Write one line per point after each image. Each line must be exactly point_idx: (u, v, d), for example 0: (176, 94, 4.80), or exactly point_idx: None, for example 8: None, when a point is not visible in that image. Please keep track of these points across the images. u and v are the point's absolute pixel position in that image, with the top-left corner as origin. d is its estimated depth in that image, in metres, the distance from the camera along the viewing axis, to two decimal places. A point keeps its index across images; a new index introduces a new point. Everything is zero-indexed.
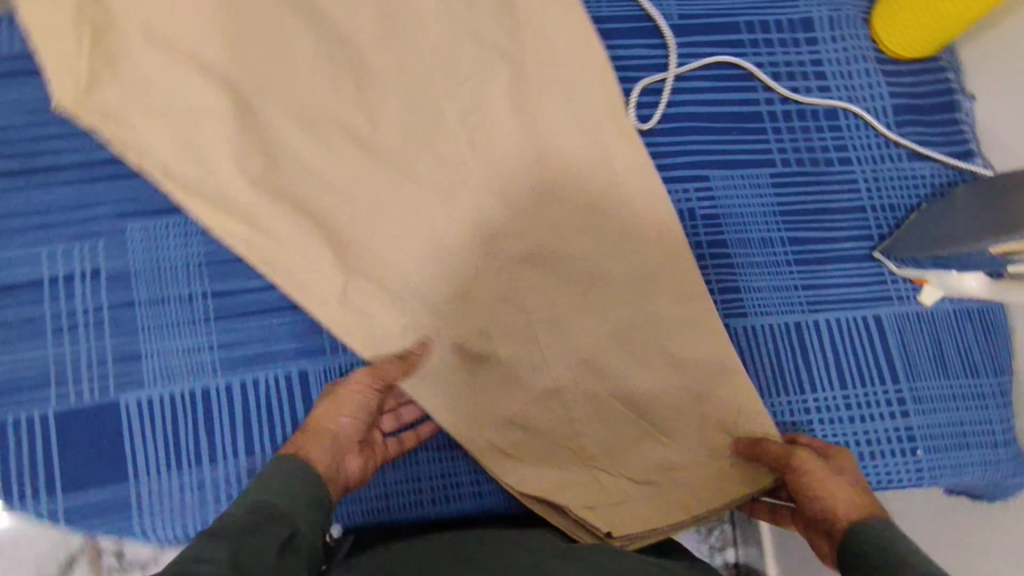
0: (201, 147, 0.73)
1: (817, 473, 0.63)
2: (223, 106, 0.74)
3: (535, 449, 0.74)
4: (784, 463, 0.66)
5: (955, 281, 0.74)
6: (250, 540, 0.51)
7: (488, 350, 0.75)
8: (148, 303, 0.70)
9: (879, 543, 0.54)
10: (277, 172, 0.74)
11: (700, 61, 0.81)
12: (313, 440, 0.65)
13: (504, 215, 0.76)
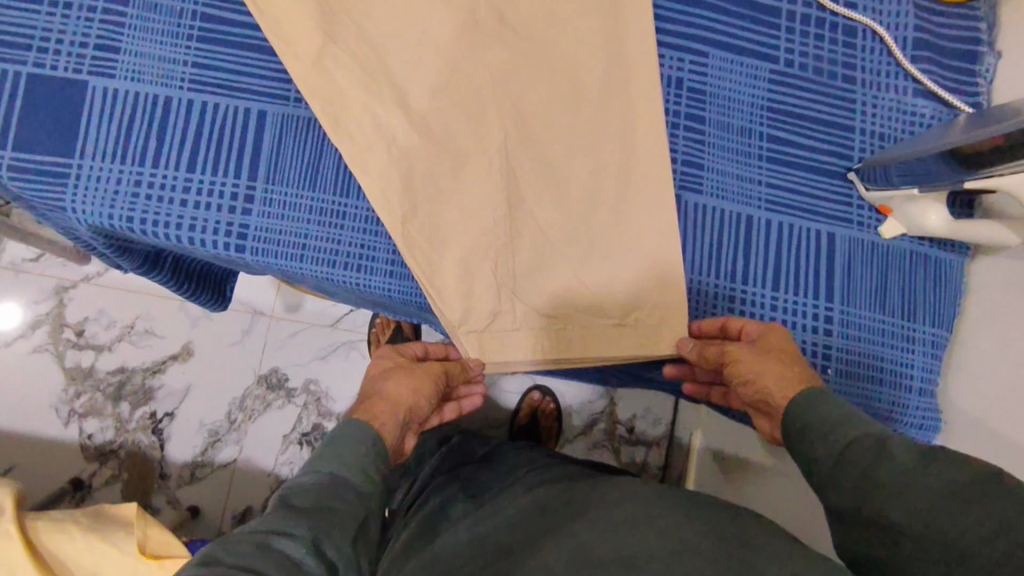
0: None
1: (753, 362, 0.66)
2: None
3: (460, 261, 0.72)
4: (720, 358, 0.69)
5: (920, 213, 0.72)
6: (337, 510, 0.54)
7: (443, 152, 0.73)
8: (140, 7, 0.72)
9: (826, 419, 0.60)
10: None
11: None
12: (393, 408, 0.68)
13: (500, 31, 0.75)
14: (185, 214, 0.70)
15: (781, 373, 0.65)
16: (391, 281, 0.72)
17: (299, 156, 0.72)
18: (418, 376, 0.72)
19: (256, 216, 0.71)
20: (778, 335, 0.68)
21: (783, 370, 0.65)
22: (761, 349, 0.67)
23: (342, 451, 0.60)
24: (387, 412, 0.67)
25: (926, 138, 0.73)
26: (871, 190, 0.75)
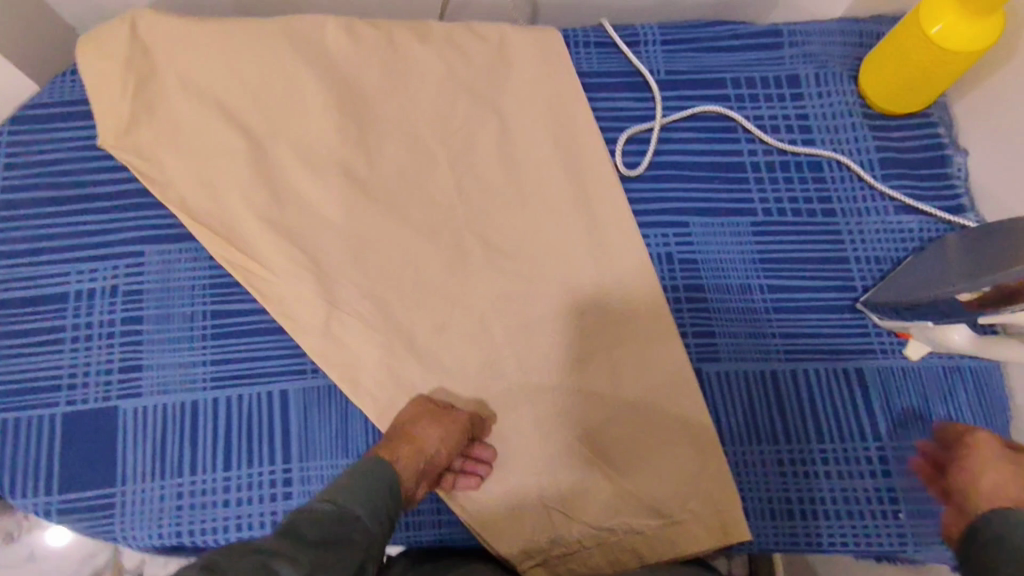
0: (216, 182, 0.80)
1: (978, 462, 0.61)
2: (234, 145, 0.81)
3: (501, 492, 0.73)
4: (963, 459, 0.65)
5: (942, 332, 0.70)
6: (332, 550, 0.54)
7: (460, 387, 0.76)
8: (155, 320, 0.77)
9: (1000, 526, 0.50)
10: (282, 208, 0.80)
11: (684, 115, 0.84)
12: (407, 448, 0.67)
13: (488, 255, 0.80)
14: (229, 513, 0.71)
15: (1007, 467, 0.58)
16: (441, 531, 0.73)
17: (326, 425, 0.74)
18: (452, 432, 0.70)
19: (297, 497, 0.71)
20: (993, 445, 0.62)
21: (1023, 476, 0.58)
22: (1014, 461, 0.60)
23: (350, 488, 0.60)
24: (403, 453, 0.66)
25: (930, 266, 0.73)
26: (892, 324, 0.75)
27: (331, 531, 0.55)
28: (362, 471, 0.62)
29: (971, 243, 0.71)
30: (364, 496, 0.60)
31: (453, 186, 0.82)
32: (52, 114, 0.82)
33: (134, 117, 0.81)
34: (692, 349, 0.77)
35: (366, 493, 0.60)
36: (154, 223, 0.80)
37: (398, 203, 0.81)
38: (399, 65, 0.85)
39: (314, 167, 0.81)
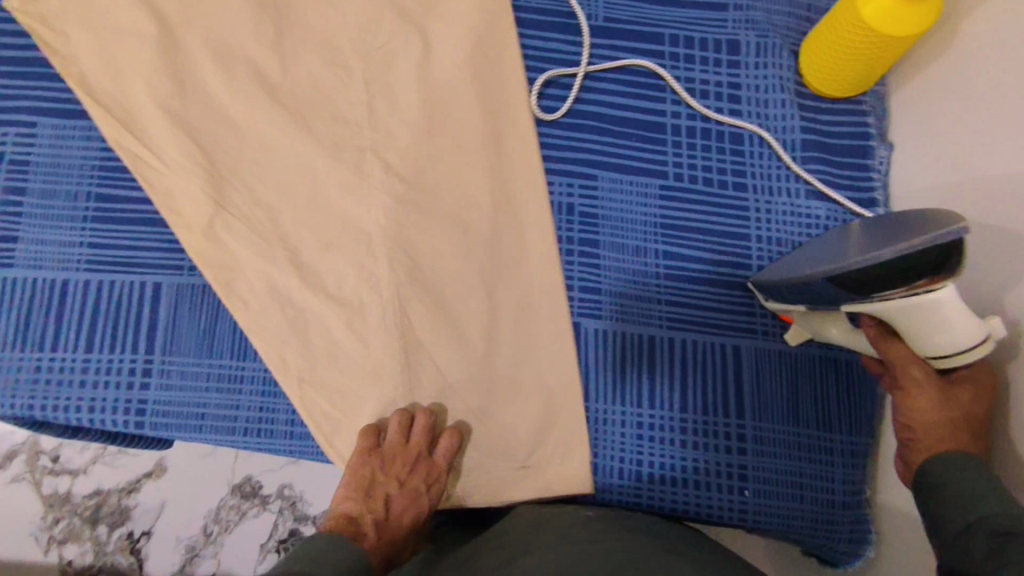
0: (116, 61, 0.77)
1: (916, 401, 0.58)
2: (142, 26, 0.77)
3: (359, 414, 0.73)
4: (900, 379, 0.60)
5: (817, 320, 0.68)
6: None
7: (335, 306, 0.74)
8: (37, 194, 0.75)
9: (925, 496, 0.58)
10: (182, 97, 0.77)
11: (613, 66, 0.81)
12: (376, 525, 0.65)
13: (388, 178, 0.77)
14: (84, 395, 0.71)
15: (962, 424, 0.57)
16: (293, 442, 0.73)
17: (195, 323, 0.73)
18: (399, 468, 0.68)
19: (153, 390, 0.71)
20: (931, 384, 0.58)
21: (977, 391, 0.57)
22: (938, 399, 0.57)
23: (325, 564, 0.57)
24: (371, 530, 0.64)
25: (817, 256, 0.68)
26: (778, 301, 0.71)
27: None
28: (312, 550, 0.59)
29: (867, 238, 0.66)
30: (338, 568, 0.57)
31: (365, 103, 0.79)
32: None
33: None
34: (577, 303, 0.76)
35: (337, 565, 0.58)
36: (50, 96, 0.77)
37: (305, 112, 0.78)
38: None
39: (223, 63, 0.78)
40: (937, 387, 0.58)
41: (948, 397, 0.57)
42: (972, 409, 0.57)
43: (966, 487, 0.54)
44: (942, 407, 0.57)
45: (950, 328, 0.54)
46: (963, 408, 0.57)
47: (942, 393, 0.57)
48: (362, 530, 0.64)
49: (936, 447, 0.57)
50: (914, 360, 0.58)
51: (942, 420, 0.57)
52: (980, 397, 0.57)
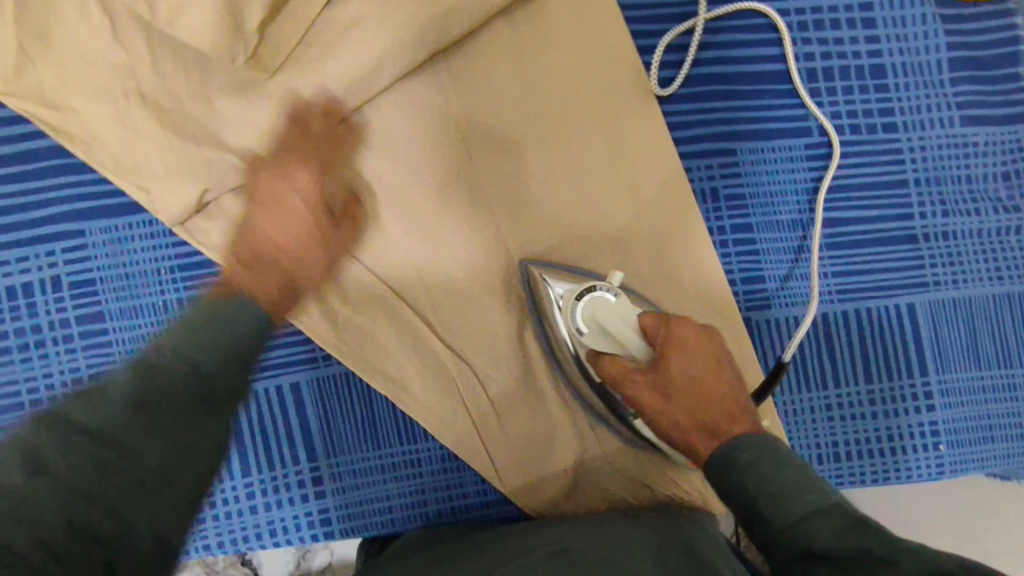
0: (142, 128, 0.62)
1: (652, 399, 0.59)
2: (159, 76, 0.61)
3: (545, 465, 0.68)
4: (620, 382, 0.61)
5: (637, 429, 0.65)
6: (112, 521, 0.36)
7: (490, 360, 0.68)
8: (120, 315, 0.64)
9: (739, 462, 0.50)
10: (232, 157, 0.62)
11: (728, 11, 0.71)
12: (261, 270, 0.58)
13: (509, 201, 0.68)
14: (261, 520, 0.67)
15: (699, 407, 0.56)
16: (489, 510, 0.69)
17: (351, 416, 0.67)
18: (274, 223, 0.60)
19: (331, 497, 0.67)
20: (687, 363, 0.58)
21: (708, 364, 0.58)
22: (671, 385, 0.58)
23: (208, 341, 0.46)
24: (268, 279, 0.57)
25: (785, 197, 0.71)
26: (605, 415, 0.67)
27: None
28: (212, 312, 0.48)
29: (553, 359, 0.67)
30: (212, 354, 0.45)
31: (461, 119, 0.67)
32: None
33: (25, 48, 0.61)
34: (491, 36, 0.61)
35: (233, 350, 0.47)
36: (87, 193, 0.64)
37: (389, 143, 0.66)
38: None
39: (269, 97, 0.62)
40: (640, 375, 0.60)
41: (663, 384, 0.58)
42: (699, 384, 0.57)
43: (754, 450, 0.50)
44: (666, 395, 0.58)
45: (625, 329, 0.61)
46: (683, 388, 0.58)
47: (648, 380, 0.59)
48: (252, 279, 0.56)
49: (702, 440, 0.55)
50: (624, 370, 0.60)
51: (675, 410, 0.58)
52: (713, 368, 0.58)
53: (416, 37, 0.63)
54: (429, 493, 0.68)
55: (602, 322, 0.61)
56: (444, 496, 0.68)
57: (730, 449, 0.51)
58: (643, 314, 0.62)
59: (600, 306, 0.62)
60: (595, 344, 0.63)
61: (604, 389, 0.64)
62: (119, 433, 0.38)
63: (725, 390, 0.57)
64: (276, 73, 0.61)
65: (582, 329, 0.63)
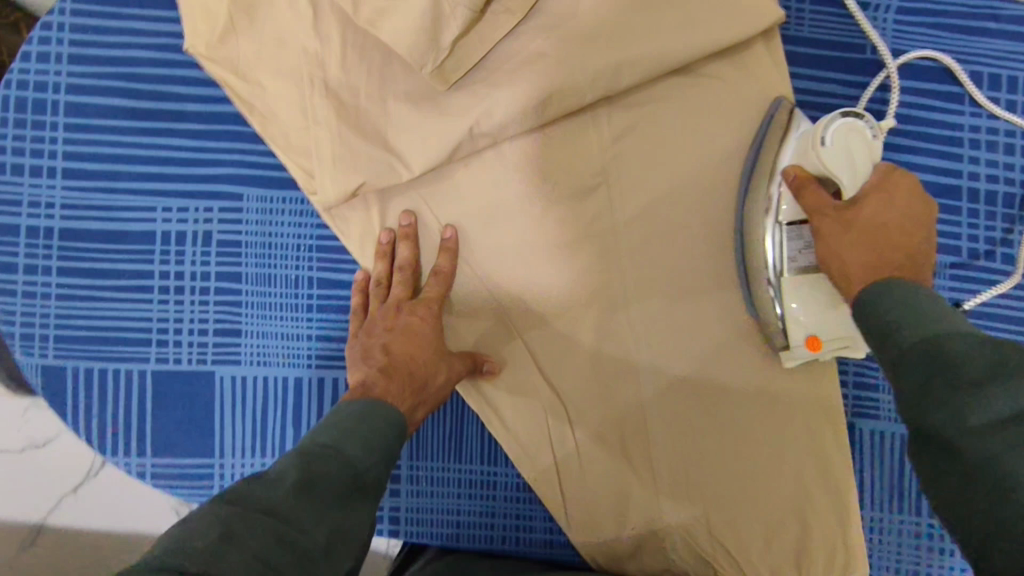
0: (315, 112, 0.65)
1: (872, 212, 0.57)
2: (345, 69, 0.64)
3: (612, 519, 0.68)
4: (829, 207, 0.58)
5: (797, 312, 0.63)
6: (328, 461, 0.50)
7: (583, 403, 0.68)
8: (255, 280, 0.68)
9: (893, 296, 0.50)
10: (392, 159, 0.65)
11: (923, 50, 0.71)
12: (395, 379, 0.61)
13: (639, 253, 0.67)
14: None
15: (880, 242, 0.55)
16: (548, 548, 0.71)
17: (440, 426, 0.71)
18: (402, 341, 0.64)
19: (405, 497, 0.71)
20: (901, 201, 0.57)
21: (908, 220, 0.57)
22: (880, 216, 0.57)
23: (353, 434, 0.54)
24: (397, 388, 0.61)
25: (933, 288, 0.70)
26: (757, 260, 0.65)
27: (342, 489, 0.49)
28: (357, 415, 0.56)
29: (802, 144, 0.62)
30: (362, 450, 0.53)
31: (610, 163, 0.67)
32: (142, 7, 0.69)
33: (231, 19, 0.66)
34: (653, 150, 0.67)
35: (372, 442, 0.54)
36: (253, 162, 0.69)
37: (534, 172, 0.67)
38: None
39: (440, 109, 0.64)
40: (837, 214, 0.58)
41: (851, 220, 0.57)
42: (893, 239, 0.56)
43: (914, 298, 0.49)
44: (852, 231, 0.57)
45: (863, 161, 0.58)
46: (872, 227, 0.56)
47: (840, 216, 0.58)
48: (389, 388, 0.60)
49: (872, 264, 0.55)
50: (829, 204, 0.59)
51: (867, 248, 0.56)
52: (915, 221, 0.57)
53: (587, 76, 0.63)
54: (495, 516, 0.71)
55: (837, 155, 0.58)
56: (508, 521, 0.71)
57: (903, 298, 0.50)
58: (876, 166, 0.59)
59: (855, 133, 0.58)
60: (829, 162, 0.58)
61: (784, 228, 0.64)
62: (294, 515, 0.45)
63: (918, 241, 0.56)
64: (464, 112, 0.64)
65: (825, 141, 0.58)
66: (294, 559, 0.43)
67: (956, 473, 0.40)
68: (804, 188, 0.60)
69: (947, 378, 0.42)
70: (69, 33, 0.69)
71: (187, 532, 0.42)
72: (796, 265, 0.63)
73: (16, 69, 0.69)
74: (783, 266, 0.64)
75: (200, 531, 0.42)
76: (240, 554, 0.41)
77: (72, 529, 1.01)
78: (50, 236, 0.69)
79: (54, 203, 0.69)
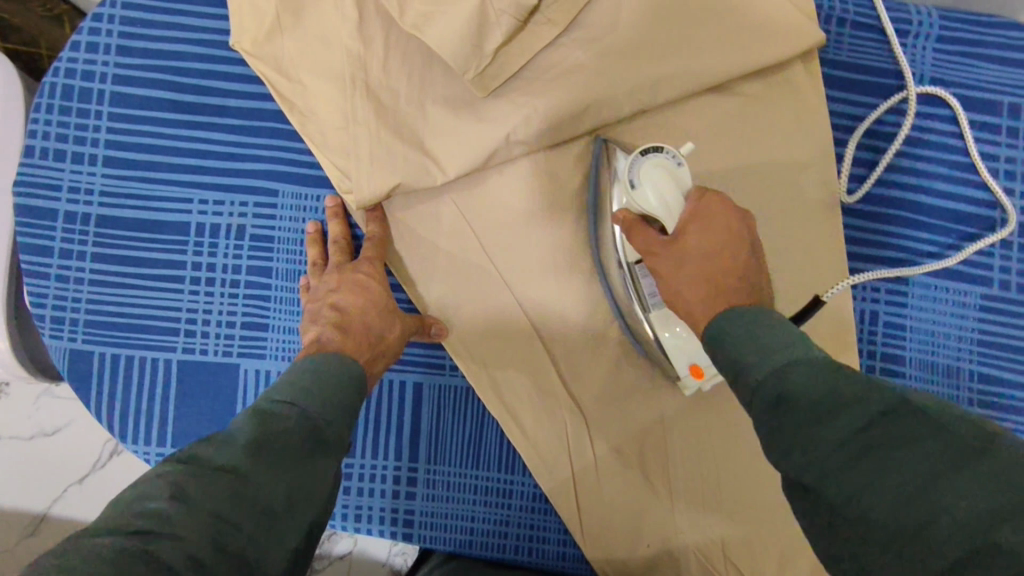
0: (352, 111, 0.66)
1: (688, 245, 0.50)
2: (386, 71, 0.65)
3: (628, 533, 0.68)
4: (655, 248, 0.52)
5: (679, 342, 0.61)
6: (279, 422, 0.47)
7: (604, 414, 0.67)
8: (284, 276, 0.69)
9: (739, 340, 0.45)
10: (427, 162, 0.65)
11: (926, 86, 0.71)
12: (353, 333, 0.60)
13: None
14: (351, 504, 0.71)
15: (710, 271, 0.49)
16: (563, 560, 0.70)
17: (459, 430, 0.71)
18: (355, 296, 0.64)
19: (421, 501, 0.70)
20: (704, 228, 0.50)
21: (726, 240, 0.50)
22: (691, 252, 0.50)
23: (308, 389, 0.52)
24: (355, 341, 0.60)
25: (960, 317, 0.70)
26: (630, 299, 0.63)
27: (300, 445, 0.47)
28: (315, 371, 0.54)
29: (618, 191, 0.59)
30: (319, 405, 0.51)
31: None
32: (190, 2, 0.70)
33: (277, 17, 0.67)
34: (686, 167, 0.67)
35: (332, 397, 0.52)
36: (290, 159, 0.69)
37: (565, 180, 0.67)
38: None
39: (478, 115, 0.65)
40: (663, 251, 0.51)
41: (680, 254, 0.50)
42: (721, 262, 0.49)
43: (760, 336, 0.44)
44: (686, 264, 0.50)
45: (672, 190, 0.54)
46: (704, 256, 0.49)
47: (669, 253, 0.51)
48: (345, 342, 0.59)
49: (708, 295, 0.49)
50: (656, 243, 0.52)
51: (698, 283, 0.49)
52: (730, 241, 0.50)
53: (625, 89, 0.64)
54: (511, 526, 0.70)
55: (652, 186, 0.54)
56: (524, 530, 0.70)
57: (732, 333, 0.45)
58: (688, 193, 0.54)
59: (659, 167, 0.55)
60: (642, 199, 0.54)
61: (633, 266, 0.61)
62: (248, 472, 0.43)
63: (744, 262, 0.49)
64: (500, 118, 0.64)
65: (635, 182, 0.55)
66: (250, 517, 0.41)
67: (837, 526, 0.37)
68: (629, 229, 0.54)
69: (810, 420, 0.39)
70: (118, 25, 0.70)
71: (139, 496, 0.39)
72: (657, 300, 0.60)
73: (64, 57, 0.70)
74: (645, 302, 0.61)
75: (149, 495, 0.39)
76: (191, 516, 0.39)
77: (77, 518, 1.00)
78: (86, 222, 0.70)
79: (93, 189, 0.70)
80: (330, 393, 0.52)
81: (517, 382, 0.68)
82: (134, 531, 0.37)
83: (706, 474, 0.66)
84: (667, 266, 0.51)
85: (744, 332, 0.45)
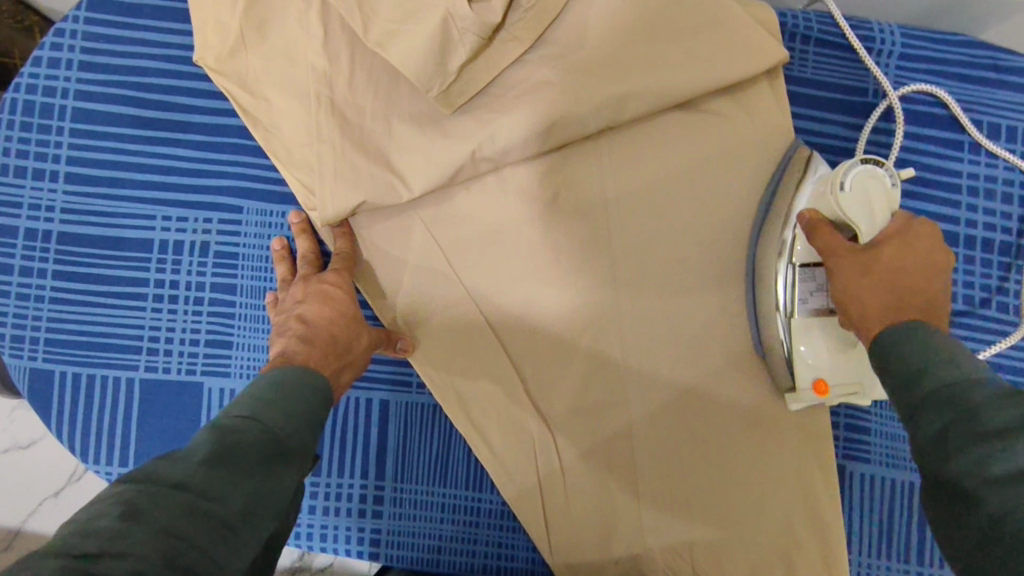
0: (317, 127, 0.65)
1: (886, 258, 0.53)
2: (351, 88, 0.65)
3: (595, 549, 0.68)
4: (848, 252, 0.55)
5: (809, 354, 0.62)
6: (240, 433, 0.46)
7: (572, 431, 0.67)
8: (249, 293, 0.68)
9: (918, 340, 0.46)
10: (393, 179, 0.65)
11: (918, 85, 0.72)
12: (320, 344, 0.60)
13: (635, 282, 0.67)
14: (317, 523, 0.70)
15: (902, 287, 0.51)
16: None
17: (427, 448, 0.70)
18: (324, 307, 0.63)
19: (388, 520, 0.70)
20: (907, 249, 0.53)
21: (929, 265, 0.53)
22: (886, 265, 0.53)
23: (270, 399, 0.51)
24: (321, 354, 0.59)
25: None
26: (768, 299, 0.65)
27: (261, 455, 0.46)
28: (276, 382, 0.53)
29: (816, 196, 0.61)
30: (280, 414, 0.50)
31: (610, 191, 0.67)
32: (154, 17, 0.70)
33: (241, 33, 0.66)
34: (653, 182, 0.67)
35: (294, 408, 0.51)
36: (255, 175, 0.69)
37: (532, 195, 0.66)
38: (570, 10, 0.65)
39: (443, 131, 0.65)
40: (853, 256, 0.55)
41: (869, 262, 0.54)
42: (916, 282, 0.51)
43: (932, 350, 0.45)
44: (873, 273, 0.53)
45: (876, 206, 0.55)
46: (897, 269, 0.52)
47: (857, 259, 0.54)
48: (310, 354, 0.58)
49: (896, 308, 0.50)
50: (846, 248, 0.55)
51: (886, 295, 0.51)
52: (932, 268, 0.53)
53: (590, 105, 0.63)
54: (479, 544, 0.70)
55: (861, 196, 0.55)
56: (491, 548, 0.70)
57: (909, 338, 0.47)
58: (892, 215, 0.56)
59: (874, 180, 0.56)
60: (847, 207, 0.55)
61: (796, 270, 0.62)
62: (203, 484, 0.42)
63: (939, 287, 0.52)
64: (465, 134, 0.64)
65: (845, 186, 0.56)
66: (207, 529, 0.40)
67: (983, 539, 0.36)
68: (818, 231, 0.58)
69: (973, 431, 0.39)
70: (81, 40, 0.69)
71: (90, 517, 0.38)
72: (808, 307, 0.62)
73: (26, 73, 0.69)
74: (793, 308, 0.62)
75: (99, 514, 0.38)
76: (139, 529, 0.38)
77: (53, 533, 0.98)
78: (47, 239, 0.69)
79: (54, 206, 0.69)
80: (292, 403, 0.51)
81: (485, 399, 0.68)
82: (75, 551, 0.35)
83: (673, 491, 0.66)
84: (852, 268, 0.54)
85: (913, 337, 0.46)
